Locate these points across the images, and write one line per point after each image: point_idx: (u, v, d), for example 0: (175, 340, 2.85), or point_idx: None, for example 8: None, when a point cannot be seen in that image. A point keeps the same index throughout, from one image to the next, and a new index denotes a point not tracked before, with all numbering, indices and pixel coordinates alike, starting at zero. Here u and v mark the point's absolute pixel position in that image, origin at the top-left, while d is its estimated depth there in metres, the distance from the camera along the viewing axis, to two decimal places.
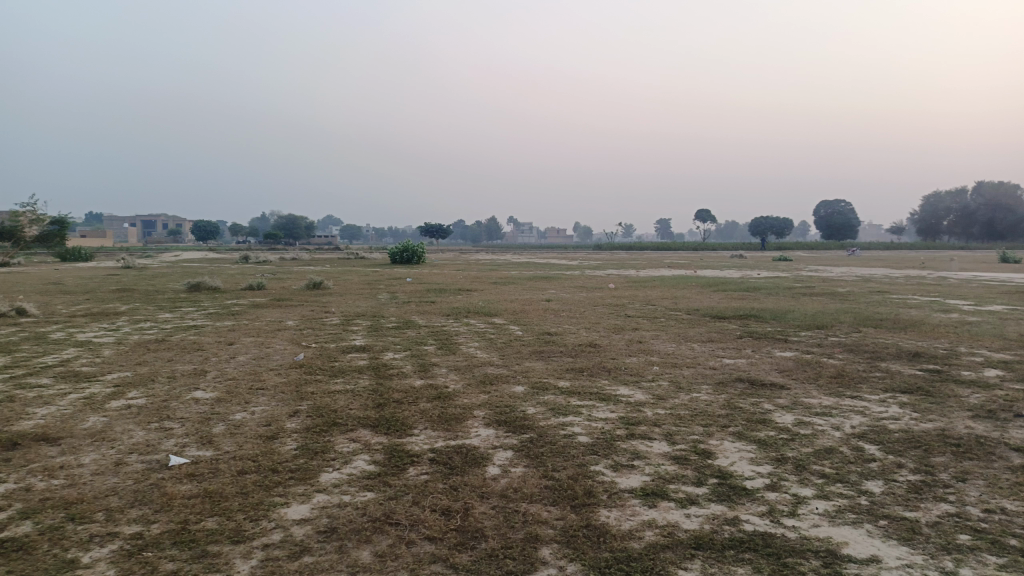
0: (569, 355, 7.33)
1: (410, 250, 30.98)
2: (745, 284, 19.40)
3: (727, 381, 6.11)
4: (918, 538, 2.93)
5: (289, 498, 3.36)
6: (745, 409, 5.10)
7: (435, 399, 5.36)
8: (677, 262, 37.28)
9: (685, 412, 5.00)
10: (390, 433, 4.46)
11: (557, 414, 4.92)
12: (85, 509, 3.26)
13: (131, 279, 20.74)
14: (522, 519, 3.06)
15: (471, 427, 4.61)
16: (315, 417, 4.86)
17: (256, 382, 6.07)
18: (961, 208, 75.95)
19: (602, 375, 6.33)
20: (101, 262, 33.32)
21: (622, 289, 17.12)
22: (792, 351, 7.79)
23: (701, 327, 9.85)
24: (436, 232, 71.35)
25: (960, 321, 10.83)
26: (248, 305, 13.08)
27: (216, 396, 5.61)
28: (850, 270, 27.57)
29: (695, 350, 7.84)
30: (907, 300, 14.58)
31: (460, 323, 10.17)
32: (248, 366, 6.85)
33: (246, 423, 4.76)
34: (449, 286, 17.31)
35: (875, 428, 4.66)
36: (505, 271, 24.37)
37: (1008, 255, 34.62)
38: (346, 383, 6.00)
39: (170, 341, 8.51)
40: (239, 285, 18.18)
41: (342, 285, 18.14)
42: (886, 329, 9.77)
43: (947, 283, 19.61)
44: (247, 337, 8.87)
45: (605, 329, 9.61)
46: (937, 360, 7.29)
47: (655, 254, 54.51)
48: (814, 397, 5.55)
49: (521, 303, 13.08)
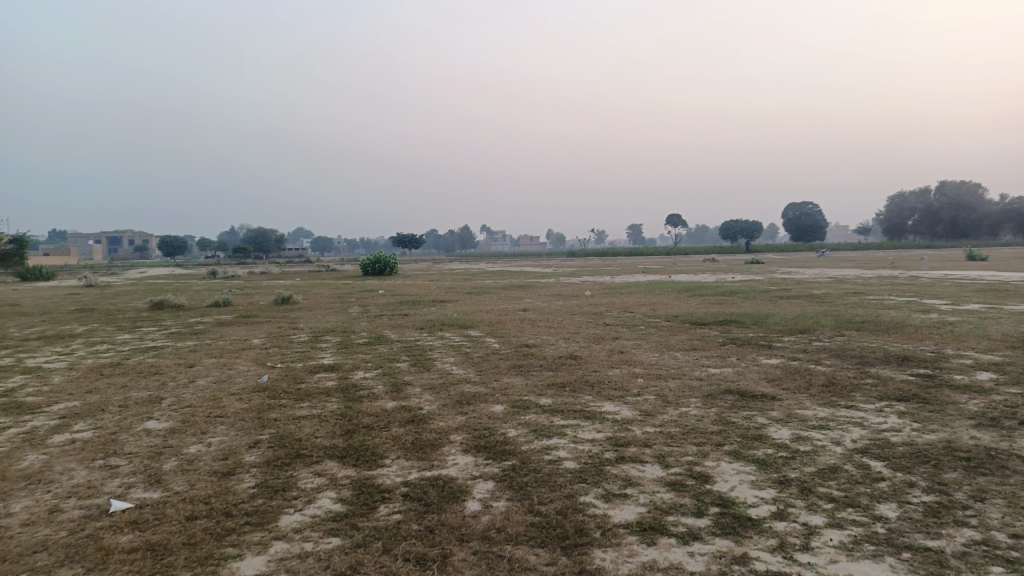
0: (549, 369, 7.00)
1: (381, 262, 30.46)
2: (720, 287, 19.29)
3: (715, 392, 5.81)
4: (948, 572, 2.63)
5: (243, 549, 2.97)
6: (738, 424, 4.81)
7: (408, 423, 4.99)
8: (650, 267, 37.16)
9: (676, 430, 4.70)
10: (360, 464, 4.09)
11: (539, 436, 4.58)
12: (5, 571, 2.84)
13: (93, 299, 20.03)
14: (507, 567, 2.71)
15: (448, 454, 4.25)
16: (277, 448, 4.47)
17: (215, 410, 5.64)
18: (925, 209, 77.34)
19: (585, 390, 6.00)
20: (61, 281, 32.18)
21: (598, 296, 16.86)
22: (777, 358, 7.55)
23: (682, 335, 9.61)
24: (408, 243, 70.73)
25: (940, 321, 10.71)
26: (213, 322, 12.57)
27: (170, 426, 5.18)
28: (823, 271, 27.71)
29: (678, 360, 7.55)
30: (885, 301, 14.50)
31: (435, 337, 9.81)
32: (207, 391, 6.41)
33: (201, 457, 4.35)
34: (423, 297, 16.92)
35: (877, 441, 4.39)
36: (480, 280, 24.06)
37: (976, 253, 34.88)
38: (312, 408, 5.60)
39: (127, 365, 8.01)
40: (206, 301, 17.64)
41: (312, 298, 17.66)
42: (869, 332, 9.59)
43: (920, 283, 19.66)
44: (209, 358, 8.40)
45: (584, 339, 9.31)
46: (926, 363, 7.08)
47: (627, 259, 54.73)
48: (808, 408, 5.28)
49: (497, 313, 12.74)
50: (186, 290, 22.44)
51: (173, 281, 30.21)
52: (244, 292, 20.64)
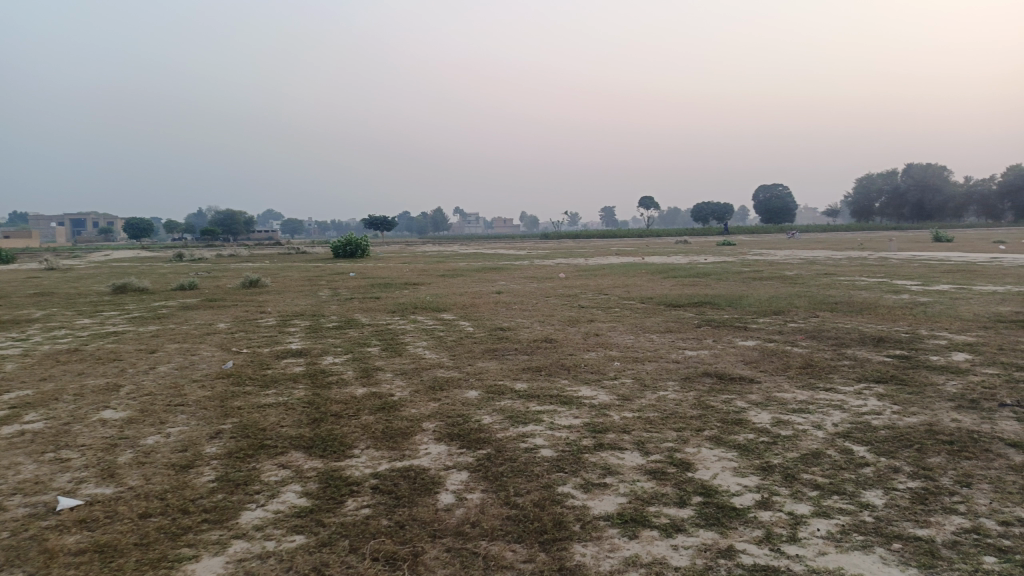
0: (524, 353, 6.84)
1: (353, 244, 30.04)
2: (694, 269, 19.25)
3: (693, 376, 5.70)
4: (941, 564, 2.54)
5: (200, 550, 2.77)
6: (717, 409, 4.71)
7: (378, 411, 4.81)
8: (622, 249, 37.18)
9: (654, 415, 4.57)
10: (327, 455, 3.90)
11: (515, 423, 4.42)
12: None
13: (52, 283, 19.41)
14: (483, 565, 2.56)
15: (420, 443, 4.08)
16: (240, 439, 4.26)
17: (175, 398, 5.39)
18: (892, 191, 78.48)
19: (562, 374, 5.85)
20: (20, 265, 31.20)
21: (572, 278, 16.76)
22: (753, 340, 7.48)
23: (658, 316, 9.50)
24: (380, 225, 69.97)
25: (912, 302, 10.75)
26: (177, 307, 12.20)
27: (127, 416, 4.92)
28: (795, 253, 27.90)
29: (655, 342, 7.44)
30: (856, 282, 14.57)
31: (407, 320, 9.59)
32: (168, 378, 6.14)
33: (159, 449, 4.13)
34: (395, 280, 16.67)
35: (858, 425, 4.31)
36: (454, 263, 23.83)
37: (941, 234, 35.40)
38: (278, 396, 5.37)
39: (84, 351, 7.69)
40: (170, 284, 17.17)
41: (281, 281, 17.31)
42: (843, 313, 9.58)
43: (889, 263, 19.88)
44: (172, 343, 8.11)
45: (559, 322, 9.17)
46: (901, 344, 7.06)
47: (599, 241, 54.80)
48: (787, 391, 5.19)
49: (470, 296, 12.56)
50: (151, 273, 21.85)
51: (138, 263, 29.53)
52: (211, 275, 20.14)
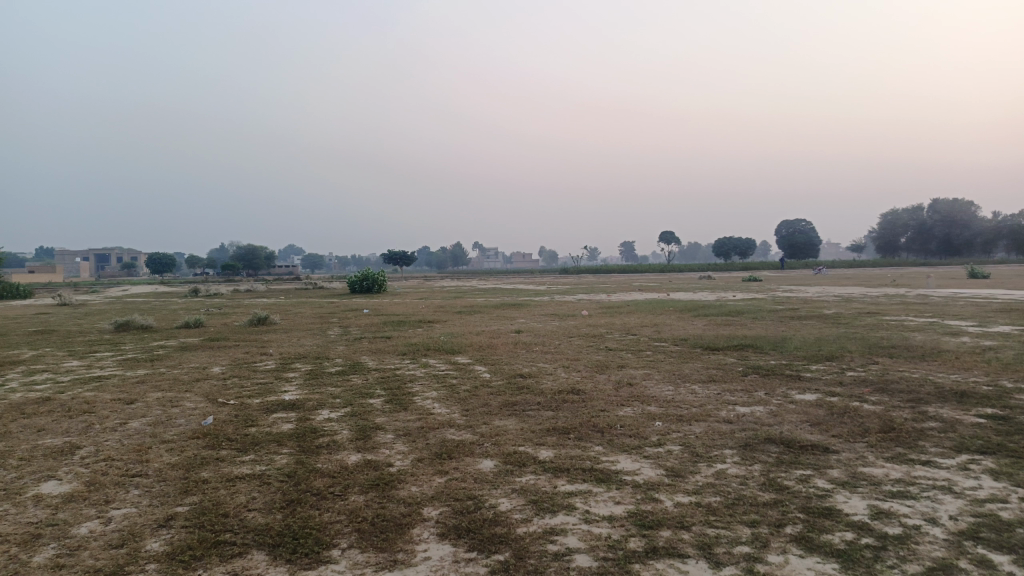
0: (549, 408, 5.90)
1: (371, 279, 29.41)
2: (725, 307, 18.19)
3: (755, 443, 4.71)
4: None
5: None
6: (795, 491, 3.74)
7: (371, 489, 3.89)
8: (643, 285, 36.12)
9: (718, 500, 3.62)
10: (296, 560, 2.99)
11: (540, 511, 3.49)
12: None
13: (58, 318, 18.88)
14: None
15: (419, 541, 3.16)
16: (192, 530, 3.37)
17: (134, 467, 4.51)
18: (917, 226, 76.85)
19: (594, 439, 4.88)
20: (36, 299, 30.88)
21: (596, 316, 15.82)
22: (812, 393, 6.48)
23: (697, 362, 8.50)
24: (398, 260, 69.58)
25: (978, 347, 9.65)
26: (176, 347, 11.40)
27: (69, 492, 4.05)
28: (827, 289, 26.77)
29: (698, 395, 6.46)
30: (905, 322, 13.47)
31: (417, 365, 8.70)
32: (136, 439, 5.27)
33: (89, 545, 3.24)
34: (409, 317, 15.90)
35: (986, 520, 3.33)
36: (473, 299, 23.09)
37: (977, 270, 33.92)
38: (255, 464, 4.48)
39: (57, 401, 6.85)
40: (176, 322, 16.47)
41: (292, 319, 16.58)
42: (905, 360, 8.51)
43: (932, 302, 18.69)
44: (154, 392, 7.26)
45: (586, 367, 8.23)
46: (990, 400, 6.03)
47: (619, 277, 54.14)
48: (875, 465, 4.21)
49: (489, 336, 11.66)
50: (159, 309, 21.27)
51: (151, 299, 29.23)
52: (221, 311, 19.47)
